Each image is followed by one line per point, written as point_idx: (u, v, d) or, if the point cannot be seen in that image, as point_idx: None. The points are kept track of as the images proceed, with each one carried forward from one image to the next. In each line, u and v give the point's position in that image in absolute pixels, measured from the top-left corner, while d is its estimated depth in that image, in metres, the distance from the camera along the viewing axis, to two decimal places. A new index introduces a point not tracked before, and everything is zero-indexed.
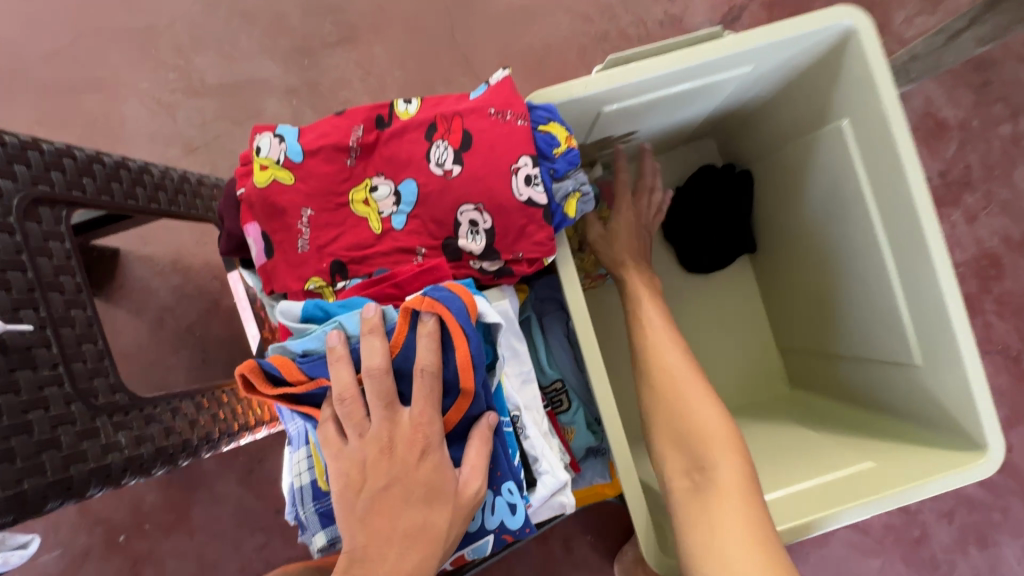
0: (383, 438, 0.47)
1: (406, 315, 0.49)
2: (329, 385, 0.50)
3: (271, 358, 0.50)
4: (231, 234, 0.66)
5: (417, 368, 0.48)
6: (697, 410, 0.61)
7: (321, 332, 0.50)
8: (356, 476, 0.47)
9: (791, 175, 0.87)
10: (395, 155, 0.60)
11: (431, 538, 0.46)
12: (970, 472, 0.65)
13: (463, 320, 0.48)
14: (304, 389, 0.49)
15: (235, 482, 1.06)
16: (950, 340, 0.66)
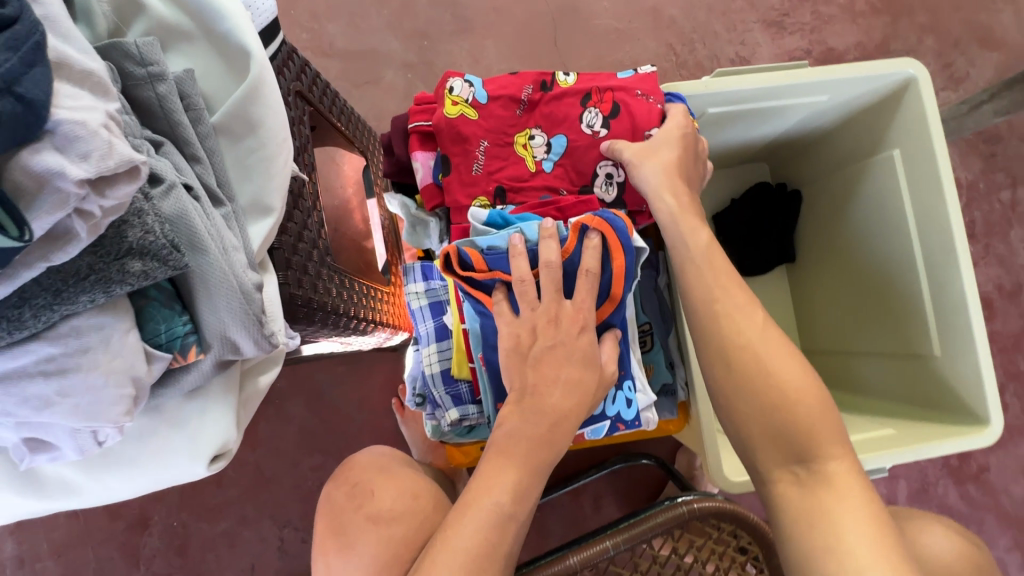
0: (552, 312, 0.59)
1: (577, 229, 0.60)
2: (502, 278, 0.62)
3: (462, 248, 0.62)
4: (397, 159, 0.79)
5: (582, 269, 0.60)
6: (794, 395, 0.55)
7: (504, 235, 0.61)
8: (526, 337, 0.59)
9: (841, 197, 1.03)
10: (554, 113, 0.73)
11: (587, 387, 0.57)
12: (974, 440, 0.79)
13: (623, 238, 0.60)
14: (481, 276, 0.62)
15: (302, 405, 1.14)
16: (968, 334, 0.81)
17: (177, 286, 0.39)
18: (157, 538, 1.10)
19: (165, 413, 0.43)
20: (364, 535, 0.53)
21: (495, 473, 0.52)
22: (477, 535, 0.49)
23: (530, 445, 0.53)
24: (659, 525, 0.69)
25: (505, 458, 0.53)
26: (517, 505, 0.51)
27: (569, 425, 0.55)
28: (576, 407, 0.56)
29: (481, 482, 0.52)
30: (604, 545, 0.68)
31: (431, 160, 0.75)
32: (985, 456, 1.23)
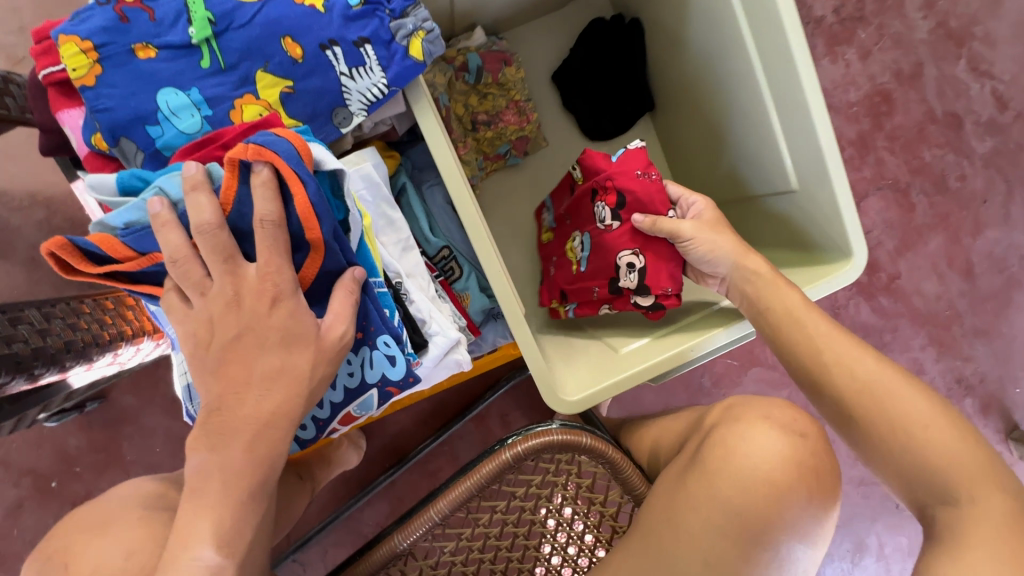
0: (230, 289, 0.43)
1: (233, 167, 0.44)
2: (161, 260, 0.45)
3: (91, 235, 0.44)
4: (47, 130, 0.58)
5: (257, 219, 0.44)
6: (906, 403, 0.54)
7: (140, 203, 0.44)
8: (205, 333, 0.43)
9: (676, 13, 0.82)
10: (627, 190, 0.69)
11: (300, 374, 0.44)
12: (836, 279, 0.68)
13: (295, 165, 0.44)
14: (134, 265, 0.45)
15: (161, 413, 1.04)
16: (817, 150, 0.66)
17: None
18: None
19: None
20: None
21: (187, 523, 0.40)
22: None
23: (231, 474, 0.41)
24: (482, 479, 0.61)
25: (198, 502, 0.41)
26: (227, 552, 0.40)
27: (278, 430, 0.43)
28: (285, 405, 0.43)
29: (176, 535, 0.40)
30: (428, 515, 0.61)
31: (82, 119, 0.55)
32: (893, 263, 1.16)
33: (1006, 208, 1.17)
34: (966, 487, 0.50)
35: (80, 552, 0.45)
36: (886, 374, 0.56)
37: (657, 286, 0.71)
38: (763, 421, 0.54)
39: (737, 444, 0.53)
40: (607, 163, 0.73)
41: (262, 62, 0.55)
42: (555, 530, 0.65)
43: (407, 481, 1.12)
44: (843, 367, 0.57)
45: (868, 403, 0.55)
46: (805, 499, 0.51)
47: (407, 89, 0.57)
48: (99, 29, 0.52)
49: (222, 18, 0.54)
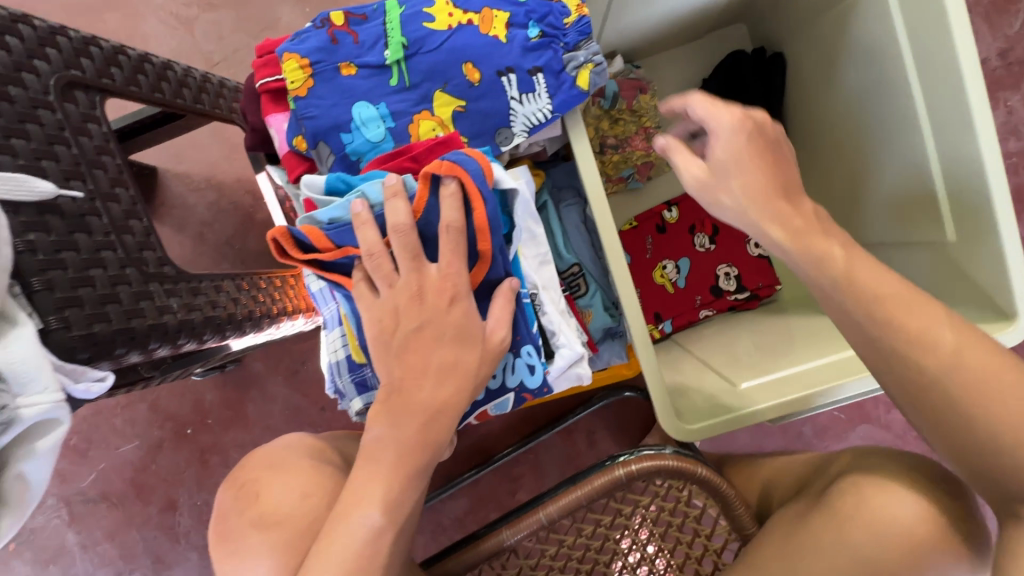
0: (415, 286, 0.50)
1: (427, 179, 0.50)
2: (354, 253, 0.53)
3: (302, 227, 0.53)
4: (255, 129, 0.68)
5: (444, 226, 0.50)
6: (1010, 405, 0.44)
7: (345, 202, 0.52)
8: (389, 321, 0.50)
9: (831, 52, 0.80)
10: (712, 225, 1.01)
11: (469, 371, 0.50)
12: (995, 341, 0.64)
13: (480, 182, 0.50)
14: (332, 256, 0.53)
15: (283, 383, 1.16)
16: (988, 207, 0.62)
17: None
18: (188, 515, 1.21)
19: None
20: (247, 542, 0.52)
21: (362, 483, 0.47)
22: (347, 553, 0.45)
23: (403, 448, 0.48)
24: (594, 491, 0.63)
25: (374, 466, 0.48)
26: (391, 515, 0.47)
27: (447, 417, 0.49)
28: (454, 396, 0.49)
29: (350, 496, 0.47)
30: (538, 517, 0.64)
31: (287, 123, 0.65)
32: None
33: None
34: None
35: (265, 486, 0.55)
36: (978, 353, 0.45)
37: (754, 283, 0.96)
38: (897, 472, 0.52)
39: (877, 498, 0.51)
40: (702, 201, 1.01)
41: (442, 84, 0.60)
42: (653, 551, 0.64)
43: (488, 481, 1.17)
44: (941, 360, 0.45)
45: (955, 406, 0.45)
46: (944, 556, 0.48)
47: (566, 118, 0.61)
48: (316, 50, 0.61)
49: (412, 44, 0.60)
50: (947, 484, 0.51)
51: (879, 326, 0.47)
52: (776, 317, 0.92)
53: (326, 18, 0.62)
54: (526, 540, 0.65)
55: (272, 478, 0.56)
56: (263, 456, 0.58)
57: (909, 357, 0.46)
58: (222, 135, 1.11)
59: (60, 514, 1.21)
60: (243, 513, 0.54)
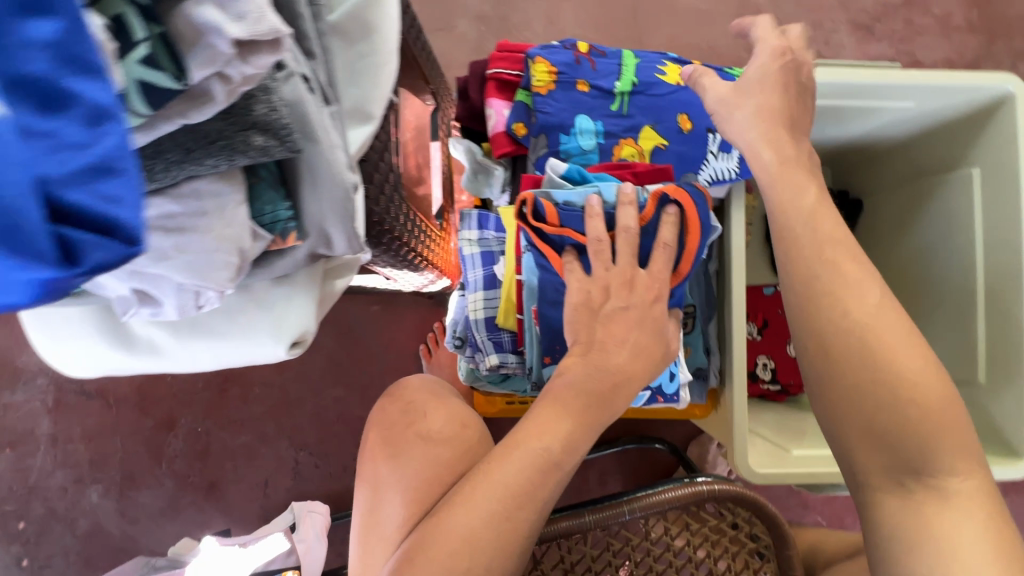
0: (626, 275, 0.59)
1: (658, 198, 0.60)
2: (574, 237, 0.60)
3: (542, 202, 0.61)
4: (470, 105, 0.79)
5: (661, 242, 0.60)
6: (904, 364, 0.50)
7: (583, 192, 0.61)
8: (597, 298, 0.59)
9: (909, 214, 0.99)
10: (764, 317, 1.11)
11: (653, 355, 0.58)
12: (1007, 471, 0.78)
13: (701, 214, 0.60)
14: (552, 230, 0.60)
15: (332, 337, 1.17)
16: (1021, 362, 0.79)
17: (283, 171, 0.39)
18: (181, 440, 1.15)
19: (253, 292, 0.44)
20: (413, 449, 0.59)
21: (547, 421, 0.53)
22: (519, 478, 0.51)
23: (589, 400, 0.55)
24: (675, 500, 0.70)
25: (562, 407, 0.54)
26: (564, 454, 0.53)
27: (629, 387, 0.56)
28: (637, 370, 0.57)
29: (532, 427, 0.53)
30: (621, 510, 0.70)
31: (507, 110, 0.76)
32: (997, 497, 1.22)
33: None
34: (951, 460, 0.48)
35: (429, 409, 0.62)
36: (893, 323, 0.52)
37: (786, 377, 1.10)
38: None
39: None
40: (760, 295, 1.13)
41: (654, 121, 0.73)
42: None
43: None
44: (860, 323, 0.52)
45: (850, 358, 0.51)
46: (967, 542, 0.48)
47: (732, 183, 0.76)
48: (562, 65, 0.73)
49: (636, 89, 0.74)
50: (909, 499, 0.49)
51: (820, 277, 0.54)
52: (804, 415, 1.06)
53: (574, 43, 0.75)
54: (599, 529, 0.71)
55: (434, 403, 0.64)
56: (423, 384, 0.66)
57: (841, 338, 0.52)
58: None
59: (46, 398, 1.14)
60: (410, 424, 0.62)
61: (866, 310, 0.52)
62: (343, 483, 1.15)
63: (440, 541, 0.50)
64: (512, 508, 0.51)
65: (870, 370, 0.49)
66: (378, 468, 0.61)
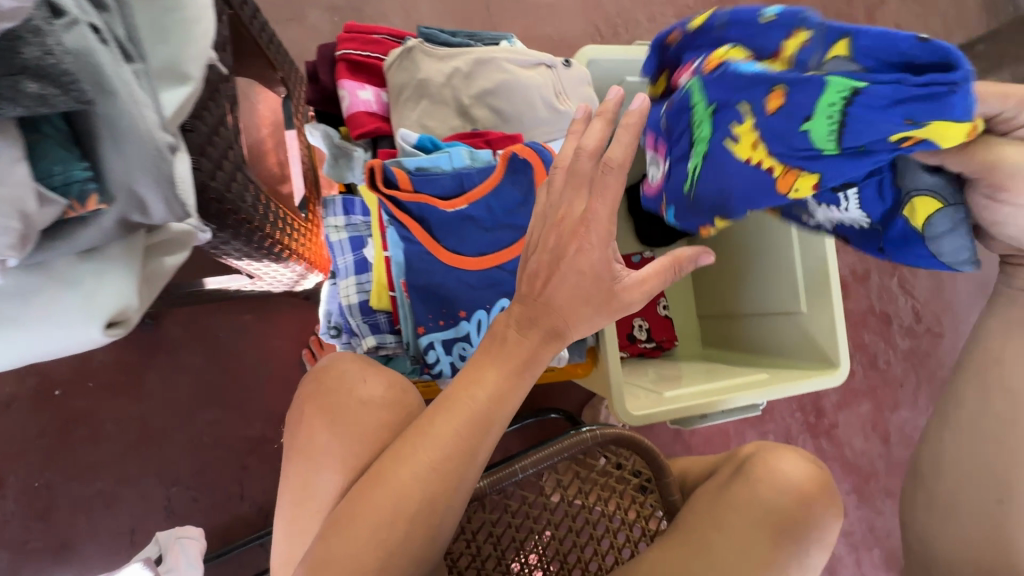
0: (575, 207, 0.49)
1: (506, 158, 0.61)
2: (426, 199, 0.61)
3: (391, 168, 0.61)
4: (322, 86, 0.77)
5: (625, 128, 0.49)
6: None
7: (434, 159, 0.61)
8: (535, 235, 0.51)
9: None
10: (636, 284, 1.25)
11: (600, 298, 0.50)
12: (826, 380, 0.92)
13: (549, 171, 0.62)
14: (405, 197, 0.60)
15: (200, 354, 1.06)
16: (827, 290, 0.94)
17: (71, 125, 0.33)
18: (14, 500, 0.97)
19: (52, 272, 0.38)
20: (348, 415, 0.58)
21: (475, 375, 0.50)
22: (447, 435, 0.49)
23: (520, 343, 0.50)
24: (562, 449, 0.74)
25: (490, 355, 0.50)
26: (495, 405, 0.49)
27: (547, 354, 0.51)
28: (580, 303, 0.50)
29: (460, 382, 0.50)
30: (513, 469, 0.72)
31: (360, 90, 0.75)
32: (834, 414, 1.45)
33: (915, 395, 1.51)
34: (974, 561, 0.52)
35: (352, 382, 0.60)
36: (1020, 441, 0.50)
37: (660, 334, 1.23)
38: (794, 451, 0.71)
39: (777, 462, 0.69)
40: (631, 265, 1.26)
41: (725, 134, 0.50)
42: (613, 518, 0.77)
43: None
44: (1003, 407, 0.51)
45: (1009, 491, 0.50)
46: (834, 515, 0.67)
47: None
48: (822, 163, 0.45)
49: (482, 66, 0.78)
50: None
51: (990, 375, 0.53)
52: (674, 366, 1.20)
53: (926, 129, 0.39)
54: (496, 492, 0.72)
55: (365, 372, 0.61)
56: (351, 358, 0.63)
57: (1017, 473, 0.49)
58: None
59: None
60: (347, 392, 0.60)
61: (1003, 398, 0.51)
62: (229, 510, 1.05)
63: (369, 503, 0.49)
64: (435, 467, 0.48)
65: (975, 517, 0.51)
66: (314, 433, 0.59)
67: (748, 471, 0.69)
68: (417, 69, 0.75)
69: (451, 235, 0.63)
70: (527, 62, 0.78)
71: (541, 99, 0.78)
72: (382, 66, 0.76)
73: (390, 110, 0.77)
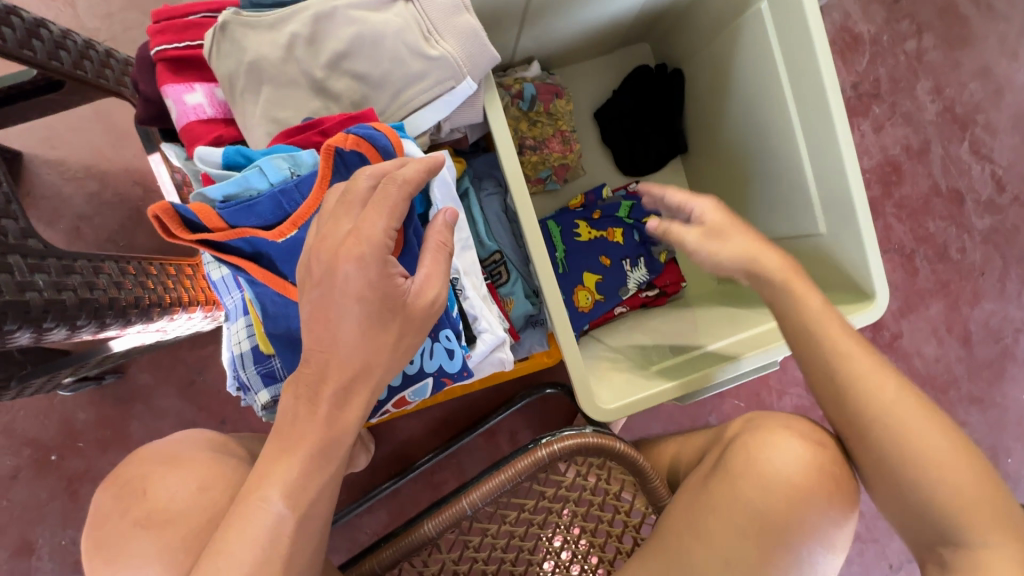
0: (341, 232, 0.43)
1: (329, 155, 0.47)
2: (247, 234, 0.48)
3: (191, 205, 0.48)
4: (148, 100, 0.63)
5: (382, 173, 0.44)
6: (918, 430, 0.55)
7: (242, 178, 0.47)
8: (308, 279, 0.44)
9: (723, 71, 0.90)
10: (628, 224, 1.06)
11: (390, 332, 0.44)
12: (859, 317, 0.73)
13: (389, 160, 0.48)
14: (223, 237, 0.48)
15: (174, 395, 1.04)
16: (848, 201, 0.72)
17: None
18: (49, 558, 1.03)
19: None
20: (133, 542, 0.49)
21: (270, 468, 0.44)
22: (248, 544, 0.43)
23: (311, 427, 0.44)
24: (516, 473, 0.62)
25: (282, 448, 0.44)
26: (293, 502, 0.44)
27: (353, 412, 0.46)
28: (369, 352, 0.44)
29: (256, 478, 0.45)
30: (460, 505, 0.62)
31: (186, 94, 0.61)
32: (896, 324, 1.22)
33: (1001, 283, 1.24)
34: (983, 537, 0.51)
35: (155, 480, 0.52)
36: (915, 417, 0.55)
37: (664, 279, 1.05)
38: (785, 430, 0.59)
39: (762, 451, 0.58)
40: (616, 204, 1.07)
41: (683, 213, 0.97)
42: (557, 546, 0.65)
43: (408, 492, 1.10)
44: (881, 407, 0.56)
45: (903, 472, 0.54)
46: (826, 503, 0.56)
47: (480, 87, 0.62)
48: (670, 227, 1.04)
49: (325, 20, 0.60)
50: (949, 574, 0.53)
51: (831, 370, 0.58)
52: (684, 310, 1.02)
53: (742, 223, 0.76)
54: (448, 531, 0.63)
55: (164, 472, 0.53)
56: (157, 452, 0.55)
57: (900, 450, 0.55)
58: (106, 119, 1.00)
59: None
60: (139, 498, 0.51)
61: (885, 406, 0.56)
62: None
63: None
64: None
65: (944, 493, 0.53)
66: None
67: (729, 464, 0.60)
68: (244, 46, 0.59)
69: (295, 265, 0.50)
70: (380, 3, 0.61)
71: (407, 44, 0.60)
72: (203, 55, 0.61)
73: (231, 108, 0.62)
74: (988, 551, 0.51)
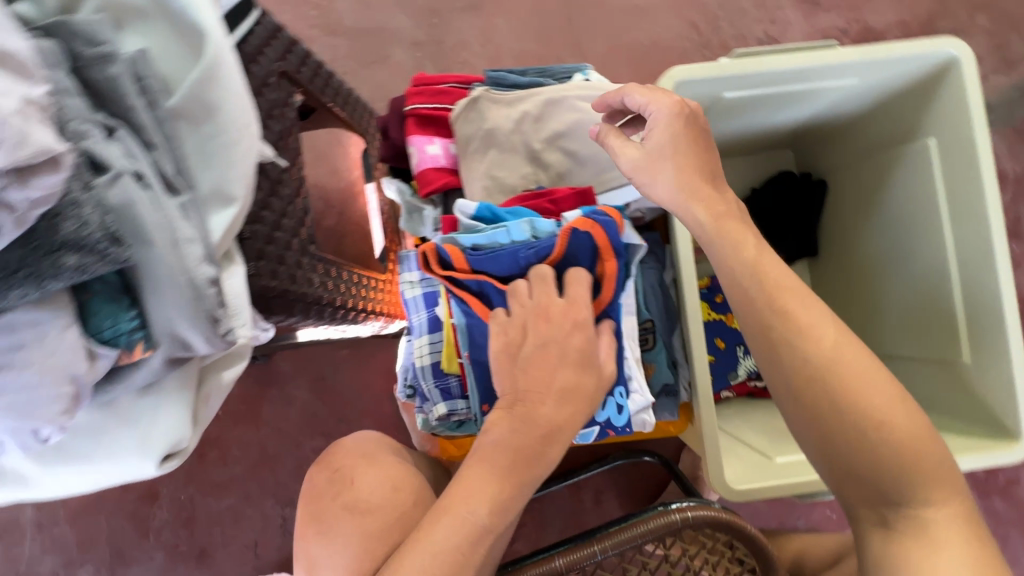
0: (545, 314, 0.57)
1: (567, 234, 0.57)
2: (485, 278, 0.59)
3: (445, 246, 0.59)
4: (393, 144, 0.77)
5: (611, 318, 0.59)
6: (867, 378, 0.51)
7: (491, 233, 0.58)
8: (514, 335, 0.58)
9: (871, 192, 0.96)
10: None
11: (585, 399, 0.56)
12: (1001, 455, 0.73)
13: (615, 241, 0.58)
14: (464, 276, 0.59)
15: (305, 387, 1.15)
16: (1002, 338, 0.74)
17: (123, 278, 0.38)
18: (166, 510, 1.14)
19: (120, 409, 0.43)
20: (340, 523, 0.60)
21: (475, 481, 0.53)
22: (451, 548, 0.50)
23: (516, 456, 0.54)
24: (648, 531, 0.66)
25: (489, 467, 0.53)
26: (494, 518, 0.52)
27: (558, 443, 0.55)
28: (567, 420, 0.55)
29: (462, 490, 0.53)
30: (592, 550, 0.66)
31: (428, 145, 0.74)
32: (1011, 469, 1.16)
33: None
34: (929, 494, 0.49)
35: (358, 473, 0.64)
36: (853, 351, 0.52)
37: None
38: None
39: None
40: None
41: None
42: None
43: None
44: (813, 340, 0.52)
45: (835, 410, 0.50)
46: None
47: None
48: None
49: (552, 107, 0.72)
50: (891, 531, 0.49)
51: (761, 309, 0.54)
52: None
53: None
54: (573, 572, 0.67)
55: (364, 467, 0.65)
56: (352, 448, 0.69)
57: (840, 387, 0.50)
58: (308, 141, 1.19)
59: None
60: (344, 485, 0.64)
61: (822, 347, 0.52)
62: None
63: None
64: None
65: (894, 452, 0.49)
66: (310, 546, 0.62)
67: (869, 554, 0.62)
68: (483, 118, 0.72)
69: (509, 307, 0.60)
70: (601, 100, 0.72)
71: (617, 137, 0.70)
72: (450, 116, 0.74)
73: (459, 161, 0.75)
74: (935, 509, 0.48)
